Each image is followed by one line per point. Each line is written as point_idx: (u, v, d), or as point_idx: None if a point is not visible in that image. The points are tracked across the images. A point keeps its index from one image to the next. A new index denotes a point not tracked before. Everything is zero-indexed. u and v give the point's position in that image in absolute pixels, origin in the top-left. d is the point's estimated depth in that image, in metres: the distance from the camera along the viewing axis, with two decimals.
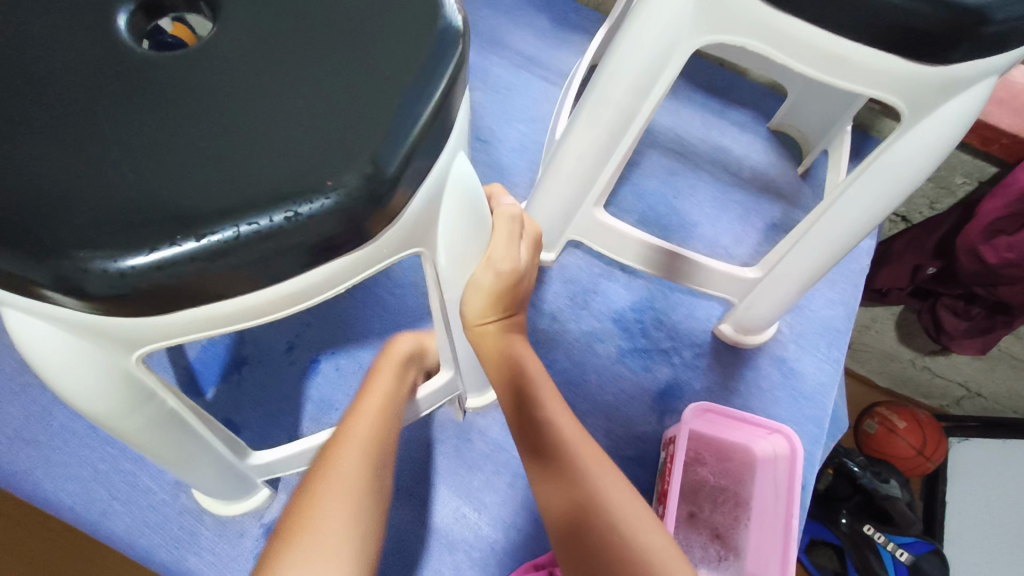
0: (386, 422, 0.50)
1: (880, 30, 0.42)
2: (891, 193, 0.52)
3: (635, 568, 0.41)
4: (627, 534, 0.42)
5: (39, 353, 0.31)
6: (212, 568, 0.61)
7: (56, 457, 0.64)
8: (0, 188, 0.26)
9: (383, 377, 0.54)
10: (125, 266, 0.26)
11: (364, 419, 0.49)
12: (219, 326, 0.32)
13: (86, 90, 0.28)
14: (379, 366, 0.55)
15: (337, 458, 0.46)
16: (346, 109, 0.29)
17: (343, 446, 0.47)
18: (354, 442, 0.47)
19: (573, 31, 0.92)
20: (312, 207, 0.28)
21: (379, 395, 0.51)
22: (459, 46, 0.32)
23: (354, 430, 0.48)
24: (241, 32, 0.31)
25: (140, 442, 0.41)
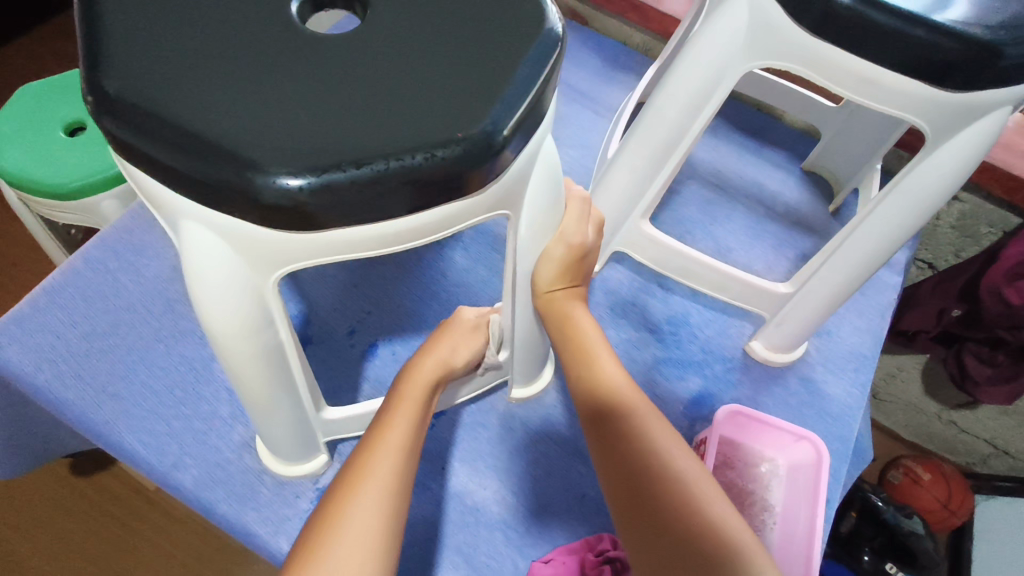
0: (416, 425, 0.53)
1: (912, 59, 0.49)
2: (918, 211, 0.58)
3: (672, 486, 0.46)
4: (666, 460, 0.48)
5: (199, 264, 0.38)
6: (268, 522, 0.66)
7: (135, 411, 0.70)
8: (209, 118, 0.33)
9: (416, 380, 0.56)
10: (295, 184, 0.32)
11: (401, 418, 0.53)
12: (345, 254, 0.39)
13: (273, 55, 0.36)
14: (410, 371, 0.57)
15: (375, 453, 0.50)
16: (474, 82, 0.36)
17: (380, 444, 0.50)
18: (392, 437, 0.51)
19: (623, 72, 1.01)
20: (445, 152, 0.34)
21: (412, 401, 0.54)
22: (559, 43, 0.40)
23: (392, 425, 0.52)
24: (390, 23, 0.38)
25: (247, 368, 0.46)
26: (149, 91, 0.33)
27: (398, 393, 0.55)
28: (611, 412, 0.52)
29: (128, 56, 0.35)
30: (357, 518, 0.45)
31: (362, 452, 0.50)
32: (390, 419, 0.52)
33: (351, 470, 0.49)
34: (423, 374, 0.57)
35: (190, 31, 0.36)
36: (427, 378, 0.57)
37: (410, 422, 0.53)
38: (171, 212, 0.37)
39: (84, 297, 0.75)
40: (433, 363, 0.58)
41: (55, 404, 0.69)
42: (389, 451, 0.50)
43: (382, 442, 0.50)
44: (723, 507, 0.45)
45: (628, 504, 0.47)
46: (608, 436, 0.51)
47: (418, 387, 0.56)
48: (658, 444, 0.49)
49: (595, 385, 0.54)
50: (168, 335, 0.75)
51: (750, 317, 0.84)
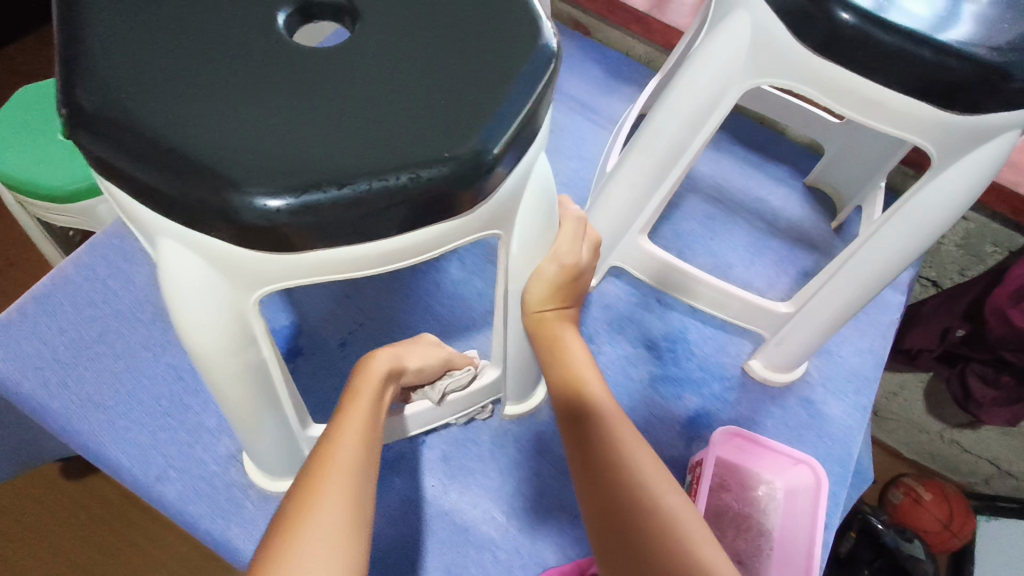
0: (367, 436, 0.49)
1: (917, 79, 0.47)
2: (921, 233, 0.56)
3: (659, 523, 0.44)
4: (655, 495, 0.46)
5: (178, 284, 0.37)
6: (252, 538, 0.64)
7: (120, 422, 0.68)
8: (186, 134, 0.32)
9: (360, 392, 0.53)
10: (274, 205, 0.31)
11: (349, 430, 0.48)
12: (328, 274, 0.37)
13: (257, 69, 0.35)
14: (356, 383, 0.54)
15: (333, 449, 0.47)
16: (464, 100, 0.35)
17: (337, 440, 0.47)
18: (343, 450, 0.46)
19: (625, 83, 1.00)
20: (431, 172, 0.33)
21: (363, 405, 0.51)
22: (554, 60, 0.38)
23: (341, 439, 0.47)
24: (379, 37, 0.37)
25: (228, 387, 0.45)
26: (125, 105, 0.32)
27: (345, 405, 0.51)
28: (596, 443, 0.50)
29: (107, 68, 0.34)
30: (314, 535, 0.40)
31: (309, 470, 0.45)
32: (345, 416, 0.50)
33: (302, 486, 0.44)
34: (369, 386, 0.53)
35: (170, 43, 0.35)
36: (375, 391, 0.53)
37: (360, 434, 0.48)
38: (149, 229, 0.36)
39: (73, 303, 0.74)
40: (379, 373, 0.55)
41: (40, 412, 0.68)
42: (341, 463, 0.45)
43: (333, 454, 0.46)
44: (709, 547, 0.44)
45: (611, 539, 0.45)
46: (591, 464, 0.49)
47: (365, 399, 0.52)
48: (644, 477, 0.47)
49: (580, 413, 0.52)
50: (157, 344, 0.74)
51: (749, 335, 0.82)
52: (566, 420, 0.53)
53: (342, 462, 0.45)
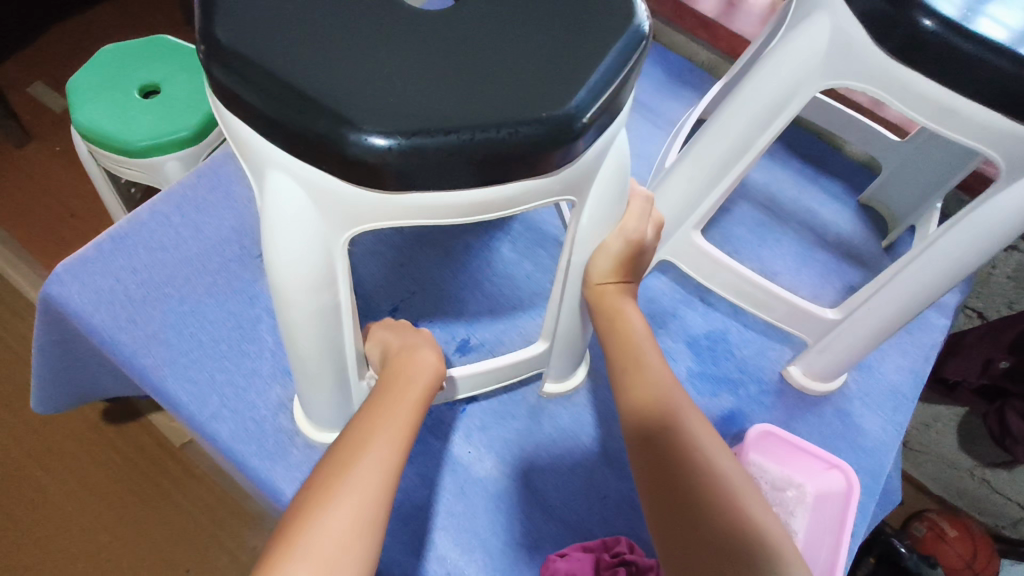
0: (408, 433, 0.51)
1: (993, 90, 0.48)
2: (983, 247, 0.56)
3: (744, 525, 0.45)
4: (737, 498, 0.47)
5: (279, 218, 0.40)
6: (294, 482, 0.67)
7: (181, 361, 0.72)
8: (312, 75, 0.35)
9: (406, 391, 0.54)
10: (384, 143, 0.34)
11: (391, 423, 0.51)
12: (413, 219, 0.40)
13: (372, 23, 0.37)
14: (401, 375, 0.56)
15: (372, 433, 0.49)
16: (560, 67, 0.37)
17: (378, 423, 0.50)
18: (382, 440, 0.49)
19: (686, 87, 1.01)
20: (527, 130, 0.35)
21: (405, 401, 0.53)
22: (645, 40, 0.40)
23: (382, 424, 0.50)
24: (484, 5, 0.40)
25: (301, 326, 0.48)
26: (255, 43, 0.35)
27: (388, 394, 0.54)
28: (662, 437, 0.50)
29: (241, 10, 0.37)
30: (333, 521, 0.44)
31: (343, 449, 0.48)
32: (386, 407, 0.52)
33: (333, 464, 0.47)
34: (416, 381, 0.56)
35: None
36: (422, 386, 0.55)
37: (402, 428, 0.51)
38: (259, 162, 0.39)
39: (145, 245, 0.78)
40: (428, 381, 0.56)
41: (109, 344, 0.72)
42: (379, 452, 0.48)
43: (371, 439, 0.49)
44: (778, 535, 0.45)
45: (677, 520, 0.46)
46: (670, 465, 0.49)
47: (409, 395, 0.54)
48: (726, 482, 0.47)
49: (646, 397, 0.53)
50: (219, 293, 0.78)
51: (790, 342, 0.83)
52: (640, 429, 0.52)
53: (376, 451, 0.48)
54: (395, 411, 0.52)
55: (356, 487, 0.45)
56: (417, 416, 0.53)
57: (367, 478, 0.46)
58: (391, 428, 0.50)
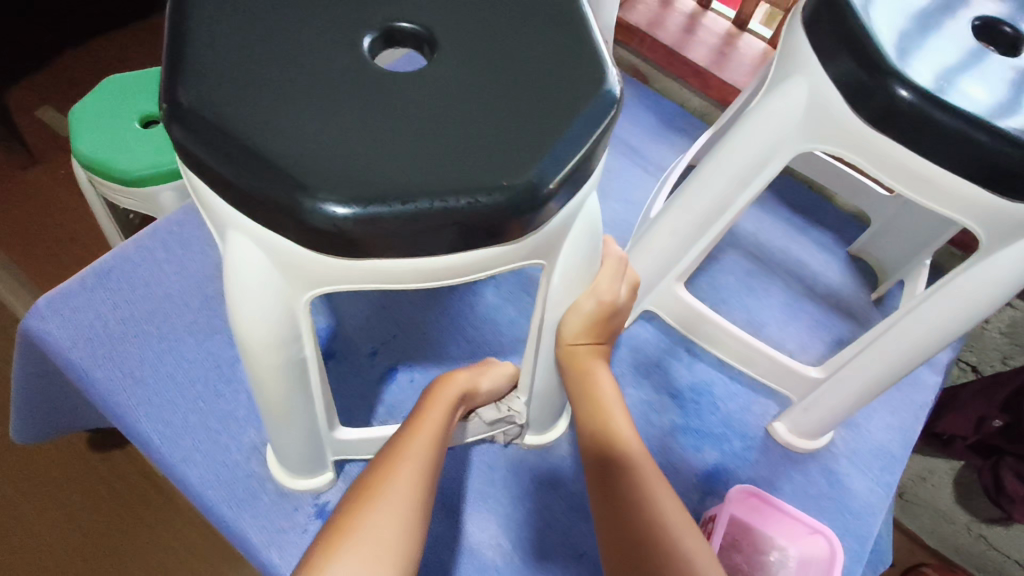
0: (440, 442, 0.55)
1: (971, 161, 0.48)
2: (964, 313, 0.56)
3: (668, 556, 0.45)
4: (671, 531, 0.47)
5: (241, 275, 0.39)
6: (263, 531, 0.65)
7: (155, 401, 0.71)
8: (273, 139, 0.35)
9: (439, 402, 0.58)
10: (341, 211, 0.33)
11: (427, 431, 0.54)
12: (375, 282, 0.39)
13: (339, 87, 0.37)
14: (432, 393, 0.59)
15: (411, 440, 0.53)
16: (526, 135, 0.37)
17: (417, 431, 0.54)
18: (419, 447, 0.52)
19: (677, 134, 1.02)
20: (487, 199, 0.35)
21: (438, 414, 0.56)
22: (615, 107, 0.40)
23: (419, 432, 0.54)
24: (453, 70, 0.40)
25: (267, 379, 0.47)
26: (219, 105, 0.35)
27: (421, 409, 0.57)
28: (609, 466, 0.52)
29: (209, 72, 0.37)
30: (377, 524, 0.46)
31: (384, 459, 0.52)
32: (417, 420, 0.55)
33: (382, 464, 0.51)
34: (445, 397, 0.59)
35: (264, 54, 0.38)
36: (450, 399, 0.59)
37: (437, 437, 0.54)
38: (220, 221, 0.39)
39: (128, 281, 0.78)
40: (453, 394, 0.60)
41: (84, 381, 0.71)
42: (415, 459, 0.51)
43: (408, 448, 0.52)
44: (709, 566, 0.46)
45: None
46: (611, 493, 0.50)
47: (440, 408, 0.58)
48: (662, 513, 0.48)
49: (604, 443, 0.54)
50: (199, 331, 0.77)
51: (776, 396, 0.81)
52: (592, 456, 0.54)
53: (413, 458, 0.51)
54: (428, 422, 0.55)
55: (404, 484, 0.49)
56: (443, 432, 0.56)
57: (412, 476, 0.50)
58: (426, 437, 0.54)
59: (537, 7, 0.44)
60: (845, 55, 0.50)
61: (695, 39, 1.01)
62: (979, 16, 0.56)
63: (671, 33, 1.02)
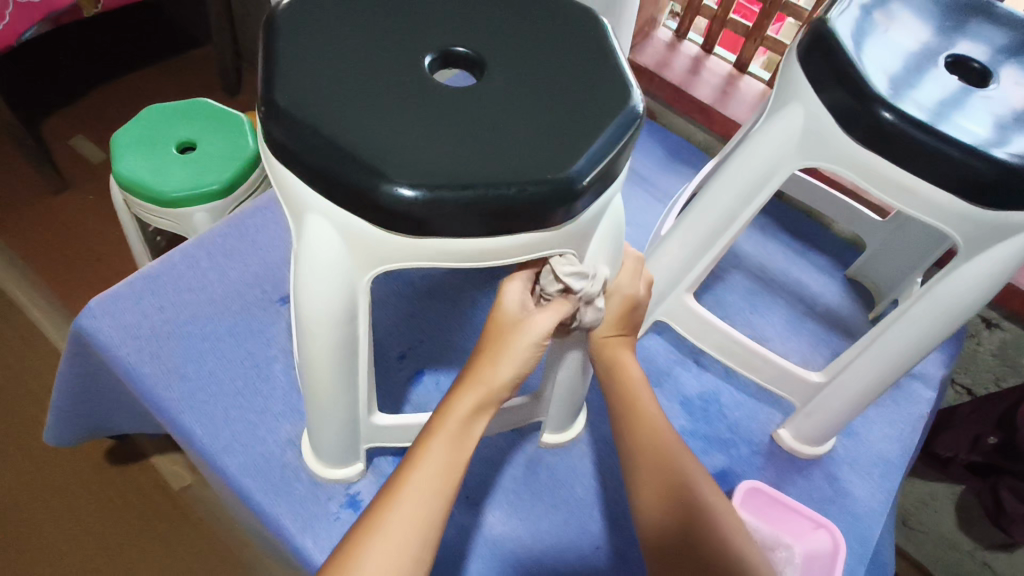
0: (448, 476, 0.49)
1: (948, 175, 0.54)
2: (950, 315, 0.61)
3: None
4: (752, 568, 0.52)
5: (312, 254, 0.45)
6: (297, 518, 0.69)
7: (198, 395, 0.76)
8: (353, 135, 0.41)
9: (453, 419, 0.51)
10: (411, 195, 0.39)
11: (433, 463, 0.49)
12: (430, 263, 0.45)
13: (406, 96, 0.44)
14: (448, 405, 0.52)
15: (414, 475, 0.49)
16: (565, 138, 0.44)
17: (420, 464, 0.49)
18: (418, 490, 0.48)
19: (683, 164, 1.09)
20: (533, 189, 0.41)
21: (445, 441, 0.50)
22: (639, 119, 0.47)
23: (426, 462, 0.49)
24: (501, 85, 0.47)
25: (322, 358, 0.52)
26: (307, 108, 0.42)
27: (434, 428, 0.51)
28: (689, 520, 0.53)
29: (299, 81, 0.44)
30: None
31: (374, 513, 0.48)
32: (428, 445, 0.50)
33: (384, 499, 0.48)
34: (456, 421, 0.51)
35: (342, 68, 0.45)
36: (456, 427, 0.51)
37: (439, 487, 0.48)
38: (300, 207, 0.45)
39: (174, 286, 0.84)
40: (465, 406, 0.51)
41: (132, 375, 0.76)
42: (401, 520, 0.47)
43: (405, 490, 0.48)
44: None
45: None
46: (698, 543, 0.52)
47: (453, 427, 0.51)
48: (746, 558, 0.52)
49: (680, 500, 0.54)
50: (238, 333, 0.82)
51: (780, 406, 0.86)
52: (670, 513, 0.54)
53: (397, 518, 0.47)
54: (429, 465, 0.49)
55: (395, 535, 0.46)
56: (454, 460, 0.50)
57: (404, 527, 0.47)
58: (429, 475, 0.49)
59: (571, 37, 0.51)
60: (836, 85, 0.57)
61: (699, 78, 1.10)
62: (953, 54, 0.64)
63: (677, 73, 1.11)
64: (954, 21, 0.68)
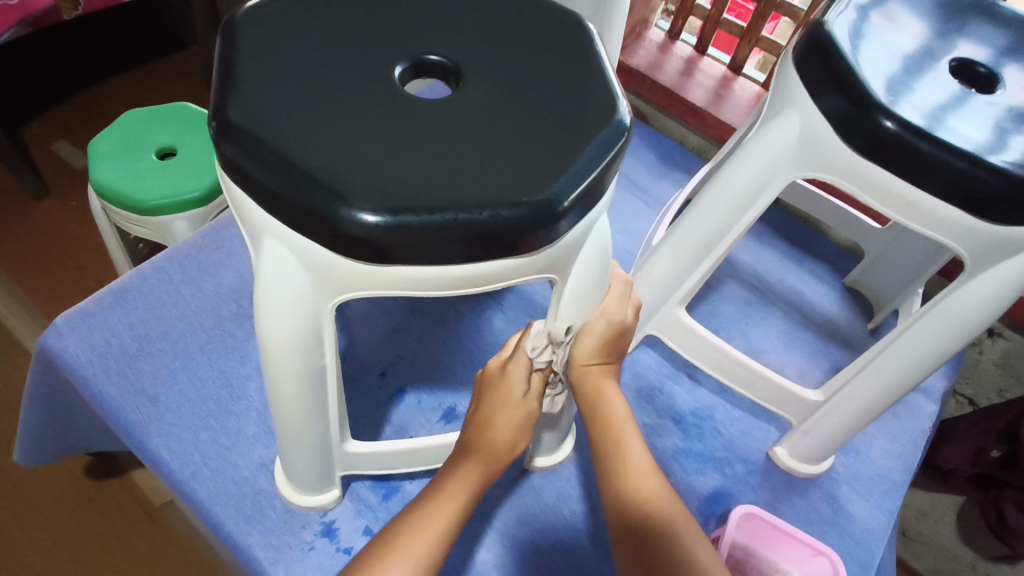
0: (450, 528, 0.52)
1: (955, 188, 0.51)
2: (954, 334, 0.58)
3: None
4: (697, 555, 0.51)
5: (271, 281, 0.42)
6: (269, 548, 0.66)
7: (167, 417, 0.72)
8: (311, 154, 0.38)
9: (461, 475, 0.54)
10: (374, 221, 0.36)
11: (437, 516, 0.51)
12: (398, 290, 0.42)
13: (372, 109, 0.41)
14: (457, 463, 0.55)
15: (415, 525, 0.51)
16: (544, 155, 0.40)
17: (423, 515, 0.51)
18: (421, 537, 0.50)
19: (675, 169, 1.06)
20: (508, 212, 0.38)
21: (453, 496, 0.53)
22: (626, 133, 0.44)
23: (430, 515, 0.51)
24: (477, 97, 0.43)
25: (287, 387, 0.49)
26: (262, 123, 0.39)
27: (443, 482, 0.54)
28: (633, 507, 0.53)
29: (254, 93, 0.40)
30: None
31: (382, 548, 0.49)
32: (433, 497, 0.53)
33: (380, 546, 0.50)
34: (463, 476, 0.54)
35: (303, 79, 0.42)
36: (472, 474, 0.54)
37: (439, 539, 0.50)
38: (256, 228, 0.41)
39: (144, 301, 0.80)
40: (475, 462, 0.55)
41: (98, 397, 0.72)
42: (408, 557, 0.49)
43: (407, 537, 0.50)
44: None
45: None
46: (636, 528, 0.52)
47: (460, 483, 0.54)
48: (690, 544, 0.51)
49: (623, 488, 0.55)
50: (211, 350, 0.79)
51: (777, 423, 0.83)
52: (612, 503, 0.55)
53: (406, 556, 0.49)
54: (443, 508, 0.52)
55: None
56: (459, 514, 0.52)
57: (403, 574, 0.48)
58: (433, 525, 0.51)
59: (554, 44, 0.48)
60: (834, 92, 0.54)
61: (692, 81, 1.07)
62: (955, 58, 0.61)
63: (670, 75, 1.07)
64: (957, 22, 0.65)
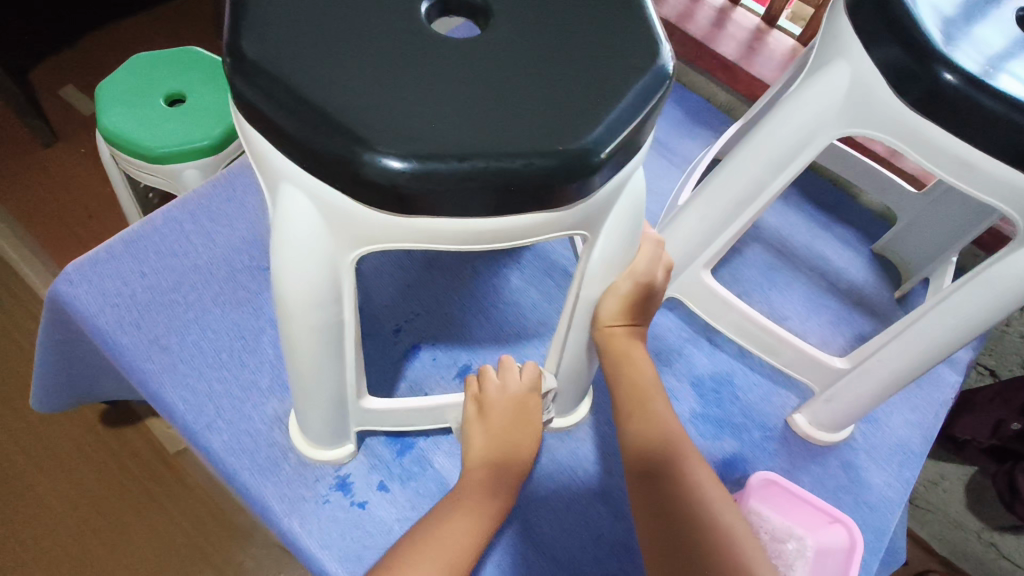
0: (514, 469, 0.60)
1: (1015, 146, 0.48)
2: (997, 305, 0.56)
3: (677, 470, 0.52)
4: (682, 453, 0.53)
5: (288, 231, 0.40)
6: (284, 500, 0.66)
7: (180, 368, 0.72)
8: (331, 93, 0.35)
9: (515, 421, 0.61)
10: (398, 166, 0.34)
11: (498, 457, 0.59)
12: (422, 242, 0.40)
13: (394, 47, 0.38)
14: (504, 413, 0.61)
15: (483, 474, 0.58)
16: (581, 102, 0.37)
17: (486, 467, 0.59)
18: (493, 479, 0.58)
19: (702, 127, 1.02)
20: (541, 162, 0.35)
21: (510, 437, 0.61)
22: (668, 81, 0.40)
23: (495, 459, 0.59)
24: (507, 37, 0.40)
25: (303, 341, 0.47)
26: (278, 59, 0.36)
27: (496, 429, 0.61)
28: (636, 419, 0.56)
29: (270, 28, 0.37)
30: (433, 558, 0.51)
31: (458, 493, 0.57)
32: (488, 443, 0.60)
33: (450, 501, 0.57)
34: (507, 422, 0.61)
35: (320, 13, 0.39)
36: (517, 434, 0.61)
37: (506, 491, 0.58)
38: (273, 174, 0.39)
39: (156, 250, 0.79)
40: (523, 412, 0.62)
41: (111, 347, 0.72)
42: (470, 522, 0.54)
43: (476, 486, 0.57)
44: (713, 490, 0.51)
45: (644, 489, 0.52)
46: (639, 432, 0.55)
47: (506, 428, 0.61)
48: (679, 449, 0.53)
49: (628, 399, 0.57)
50: (223, 303, 0.77)
51: (796, 390, 0.81)
52: (625, 414, 0.57)
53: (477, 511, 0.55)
54: (463, 508, 0.55)
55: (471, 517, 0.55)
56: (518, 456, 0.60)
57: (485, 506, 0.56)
58: (502, 470, 0.59)
59: None
60: (889, 40, 0.50)
61: (724, 32, 1.02)
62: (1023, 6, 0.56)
63: (701, 27, 1.02)
64: None
